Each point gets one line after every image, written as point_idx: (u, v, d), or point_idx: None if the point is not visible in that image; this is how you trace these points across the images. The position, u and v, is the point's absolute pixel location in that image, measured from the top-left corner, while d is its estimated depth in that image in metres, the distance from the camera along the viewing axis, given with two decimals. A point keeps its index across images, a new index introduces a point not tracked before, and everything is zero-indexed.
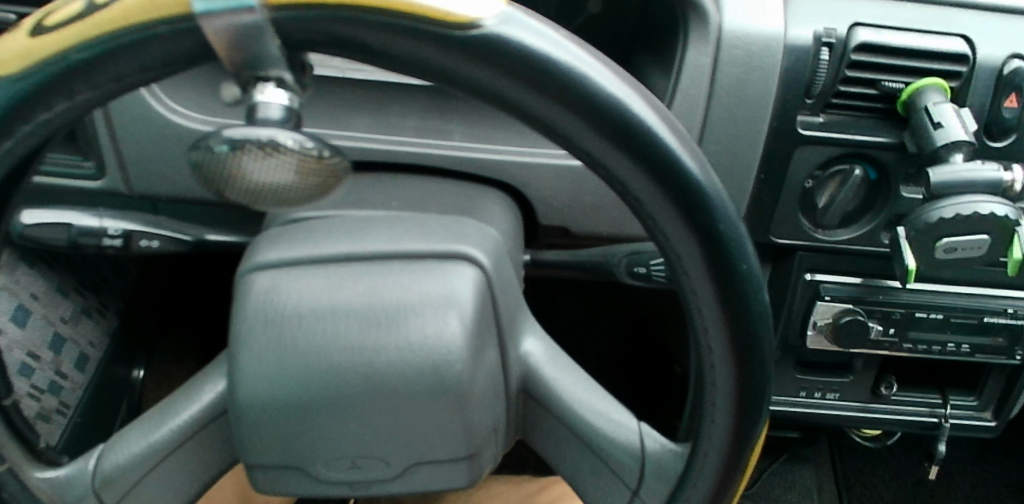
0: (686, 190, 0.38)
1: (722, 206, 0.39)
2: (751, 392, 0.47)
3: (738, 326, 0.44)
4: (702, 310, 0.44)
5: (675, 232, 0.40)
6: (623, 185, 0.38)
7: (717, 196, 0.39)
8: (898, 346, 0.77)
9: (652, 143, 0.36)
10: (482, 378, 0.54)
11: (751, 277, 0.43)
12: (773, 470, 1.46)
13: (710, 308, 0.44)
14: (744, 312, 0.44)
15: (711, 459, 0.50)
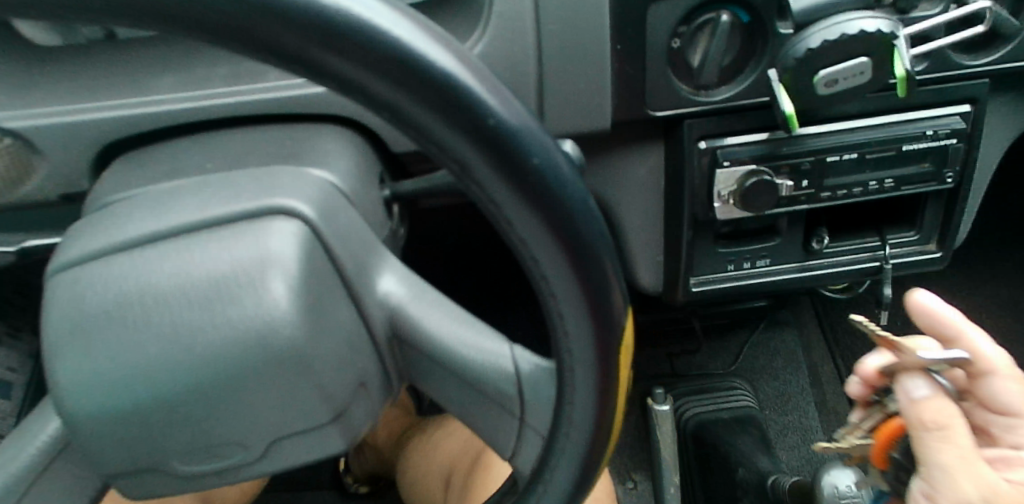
0: (432, 85, 0.33)
1: (482, 96, 0.34)
2: (601, 295, 0.42)
3: (556, 227, 0.38)
4: (512, 218, 0.38)
5: (443, 136, 0.35)
6: (355, 90, 0.33)
7: (477, 87, 0.34)
8: (816, 198, 0.71)
9: (368, 40, 0.32)
10: (328, 337, 0.50)
11: (552, 169, 0.37)
12: (755, 341, 1.41)
13: (520, 214, 0.38)
14: (559, 210, 0.38)
15: (584, 371, 0.46)
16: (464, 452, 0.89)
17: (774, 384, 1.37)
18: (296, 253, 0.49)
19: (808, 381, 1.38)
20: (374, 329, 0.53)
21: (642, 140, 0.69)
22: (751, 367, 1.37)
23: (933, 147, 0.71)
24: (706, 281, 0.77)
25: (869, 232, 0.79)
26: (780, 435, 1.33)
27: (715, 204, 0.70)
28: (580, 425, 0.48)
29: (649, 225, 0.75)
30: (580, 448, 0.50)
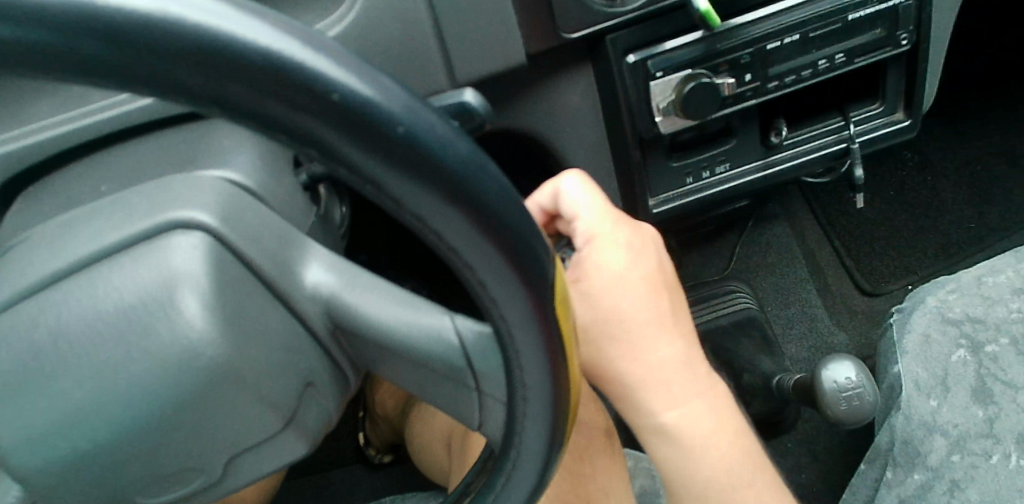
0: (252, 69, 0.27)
1: (320, 66, 0.28)
2: (521, 254, 0.38)
3: (451, 191, 0.33)
4: (402, 195, 0.33)
5: (285, 126, 0.29)
6: (170, 87, 0.27)
7: (312, 61, 0.28)
8: (764, 90, 0.66)
9: (160, 34, 0.26)
10: (256, 346, 0.47)
11: (431, 131, 0.31)
12: (747, 239, 1.38)
13: (409, 189, 0.32)
14: (451, 176, 0.33)
15: (525, 335, 0.42)
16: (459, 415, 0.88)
17: (771, 280, 1.36)
18: (203, 267, 0.46)
19: (805, 270, 1.38)
20: (309, 322, 0.51)
21: (567, 69, 0.65)
22: (746, 266, 1.36)
23: (880, 10, 0.65)
24: (665, 200, 0.74)
25: (832, 112, 0.74)
26: (785, 330, 1.33)
27: (657, 119, 0.66)
28: (536, 389, 0.45)
29: (595, 154, 0.70)
30: (548, 411, 0.46)
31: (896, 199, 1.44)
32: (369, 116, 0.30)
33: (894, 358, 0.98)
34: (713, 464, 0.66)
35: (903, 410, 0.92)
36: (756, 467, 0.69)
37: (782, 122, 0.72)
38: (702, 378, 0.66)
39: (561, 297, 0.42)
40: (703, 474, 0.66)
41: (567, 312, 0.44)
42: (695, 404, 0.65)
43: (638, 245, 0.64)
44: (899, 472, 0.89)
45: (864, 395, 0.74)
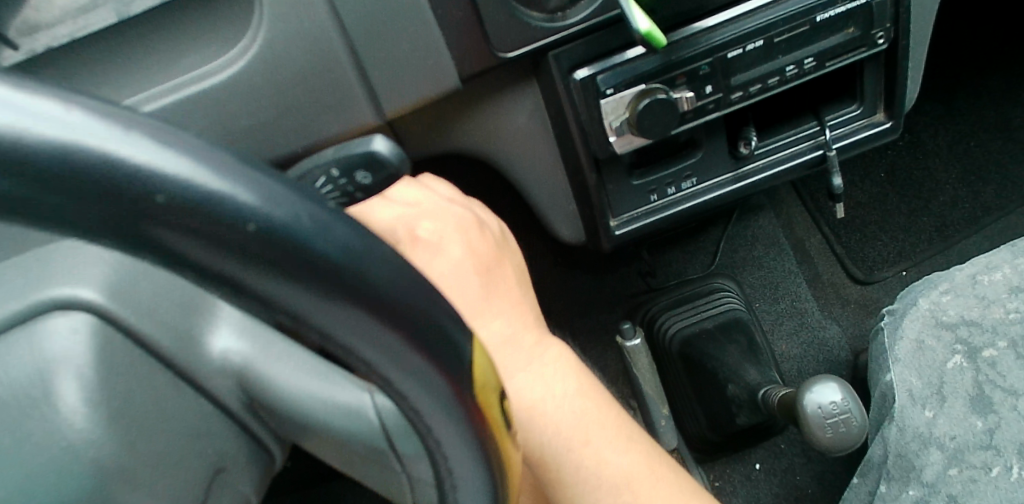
0: (54, 172, 0.23)
1: (159, 159, 0.24)
2: (431, 341, 0.33)
3: (337, 284, 0.28)
4: (283, 296, 0.28)
5: (108, 239, 0.24)
6: None
7: (147, 157, 0.24)
8: (727, 102, 0.63)
9: None
10: (155, 438, 0.43)
11: (300, 225, 0.27)
12: (731, 233, 1.31)
13: (288, 289, 0.28)
14: (335, 266, 0.28)
15: (447, 429, 0.36)
16: None
17: (759, 273, 1.30)
18: (87, 347, 0.42)
19: (793, 262, 1.32)
20: (222, 402, 0.46)
21: (511, 84, 0.62)
22: (732, 261, 1.30)
23: (851, 8, 0.61)
24: (628, 219, 0.69)
25: (806, 118, 0.70)
26: (774, 327, 1.29)
27: (611, 138, 0.63)
28: (467, 478, 0.40)
29: (546, 174, 0.68)
30: (485, 496, 0.41)
31: (888, 180, 1.37)
32: (212, 210, 0.25)
33: (886, 365, 0.93)
34: (565, 437, 0.58)
35: (898, 420, 0.87)
36: (623, 439, 0.61)
37: (751, 130, 0.68)
38: (543, 353, 0.60)
39: (484, 380, 0.37)
40: (556, 449, 0.58)
41: (495, 400, 0.39)
42: (537, 375, 0.59)
43: (454, 219, 0.59)
44: (894, 487, 0.84)
45: (851, 420, 0.70)
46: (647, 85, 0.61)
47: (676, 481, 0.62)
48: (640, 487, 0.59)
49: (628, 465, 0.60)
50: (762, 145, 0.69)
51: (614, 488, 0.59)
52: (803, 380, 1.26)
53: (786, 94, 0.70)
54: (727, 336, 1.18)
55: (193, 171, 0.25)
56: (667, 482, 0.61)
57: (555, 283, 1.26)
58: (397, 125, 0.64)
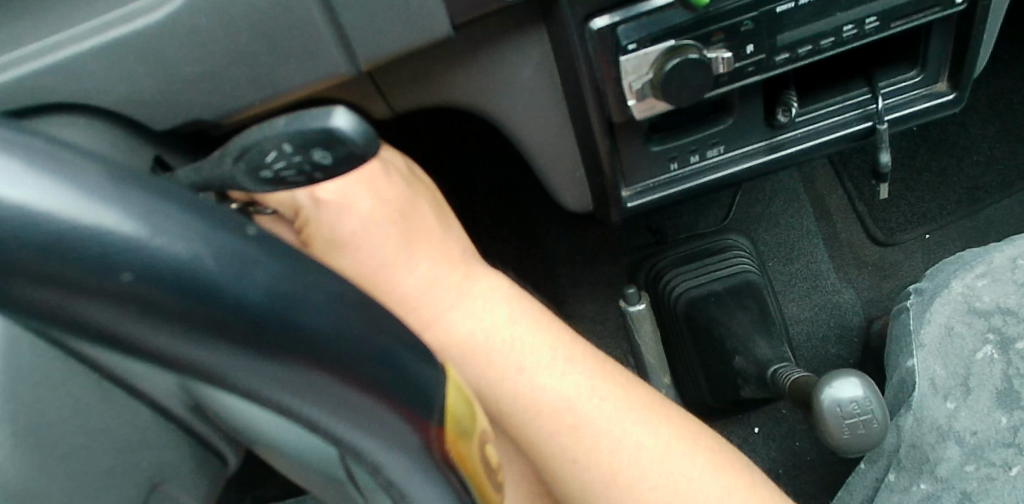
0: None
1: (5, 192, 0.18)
2: (390, 394, 0.26)
3: (252, 336, 0.22)
4: (187, 352, 0.22)
5: None
6: None
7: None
8: (768, 64, 0.56)
9: None
10: None
11: (202, 279, 0.21)
12: (748, 187, 1.23)
13: (191, 348, 0.22)
14: (249, 319, 0.22)
15: (415, 483, 0.30)
16: None
17: (774, 231, 1.22)
18: None
19: (812, 220, 1.23)
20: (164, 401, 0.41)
21: (514, 34, 0.55)
22: (747, 217, 1.22)
23: None
24: (641, 189, 0.64)
25: (857, 84, 0.64)
26: (786, 287, 1.22)
27: (630, 102, 0.56)
28: None
29: (554, 133, 0.62)
30: None
31: (921, 136, 1.27)
32: (72, 253, 0.19)
33: (910, 350, 0.87)
34: (497, 368, 0.61)
35: (916, 410, 0.81)
36: (562, 361, 0.63)
37: (792, 96, 0.62)
38: (471, 288, 0.63)
39: (455, 417, 0.31)
40: (489, 383, 0.61)
41: (468, 439, 0.32)
42: (465, 310, 0.62)
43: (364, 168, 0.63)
44: (904, 477, 0.79)
45: (872, 423, 0.64)
46: (677, 41, 0.53)
47: (625, 397, 0.64)
48: (581, 406, 0.62)
49: (568, 386, 0.63)
50: (802, 113, 0.64)
51: (555, 412, 0.62)
52: (809, 343, 1.20)
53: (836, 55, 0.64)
54: (736, 300, 1.11)
55: (51, 200, 0.19)
56: (611, 395, 0.64)
57: (557, 231, 1.19)
58: (376, 78, 0.58)
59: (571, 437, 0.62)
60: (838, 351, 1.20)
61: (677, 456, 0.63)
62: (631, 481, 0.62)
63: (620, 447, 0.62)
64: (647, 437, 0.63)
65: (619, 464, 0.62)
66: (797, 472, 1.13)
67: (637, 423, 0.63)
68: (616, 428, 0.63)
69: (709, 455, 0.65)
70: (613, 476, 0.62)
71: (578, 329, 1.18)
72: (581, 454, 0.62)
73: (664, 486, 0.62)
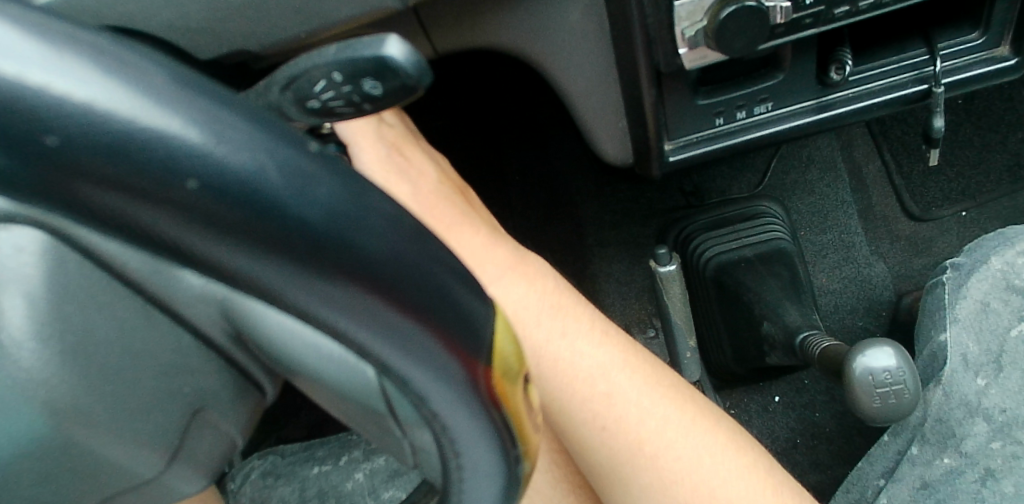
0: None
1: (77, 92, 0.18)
2: (440, 322, 0.26)
3: (306, 252, 0.22)
4: (245, 262, 0.21)
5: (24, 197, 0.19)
6: None
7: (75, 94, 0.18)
8: (827, 17, 0.54)
9: None
10: (123, 379, 0.37)
11: (259, 194, 0.20)
12: (784, 153, 1.21)
13: (248, 260, 0.21)
14: (306, 233, 0.21)
15: (457, 415, 0.31)
16: None
17: (808, 199, 1.20)
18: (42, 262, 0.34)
19: (848, 191, 1.21)
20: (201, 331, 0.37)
21: None
22: (781, 184, 1.20)
23: None
24: (685, 144, 0.66)
25: (912, 45, 0.66)
26: (817, 258, 1.20)
27: (681, 51, 0.55)
28: (476, 458, 0.34)
29: (598, 84, 0.63)
30: (495, 477, 0.35)
31: (964, 109, 1.23)
32: (138, 157, 0.19)
33: (942, 325, 0.86)
34: (541, 332, 0.67)
35: (944, 385, 0.81)
36: (599, 335, 0.68)
37: (846, 53, 0.64)
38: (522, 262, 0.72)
39: (501, 354, 0.31)
40: (534, 345, 0.66)
41: (508, 378, 0.32)
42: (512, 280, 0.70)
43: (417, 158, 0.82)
44: (927, 451, 0.78)
45: (904, 394, 0.64)
46: None
47: (656, 375, 0.67)
48: (613, 375, 0.65)
49: (602, 357, 0.67)
50: (856, 71, 0.65)
51: (589, 379, 0.65)
52: (837, 316, 1.18)
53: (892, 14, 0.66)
54: (768, 267, 1.10)
55: (118, 102, 0.19)
56: (642, 370, 0.67)
57: (587, 189, 1.18)
58: (421, 12, 0.61)
59: (602, 405, 0.64)
60: (865, 324, 1.18)
61: (701, 434, 0.65)
62: (656, 452, 0.63)
63: (648, 417, 0.64)
64: (674, 413, 0.65)
65: (646, 435, 0.64)
66: (814, 442, 1.12)
67: (666, 400, 0.65)
68: (645, 401, 0.65)
69: (733, 440, 0.66)
70: (640, 446, 0.63)
71: (602, 289, 1.17)
72: (610, 422, 0.64)
73: (688, 459, 0.63)
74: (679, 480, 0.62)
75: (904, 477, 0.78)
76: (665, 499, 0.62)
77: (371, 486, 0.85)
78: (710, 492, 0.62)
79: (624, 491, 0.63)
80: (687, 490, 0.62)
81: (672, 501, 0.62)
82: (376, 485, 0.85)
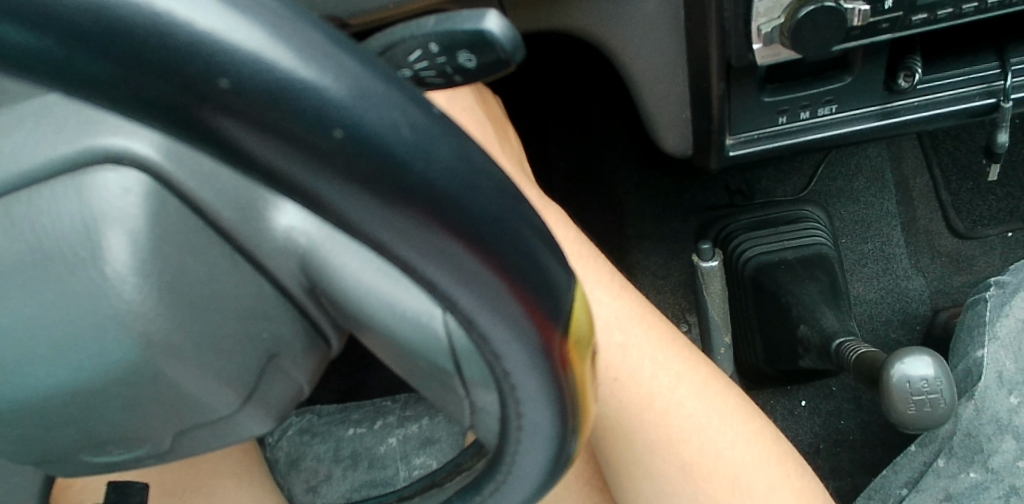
0: (99, 39, 0.19)
1: (252, 46, 0.20)
2: (529, 285, 0.28)
3: (407, 198, 0.23)
4: (356, 203, 0.23)
5: (192, 139, 0.21)
6: (71, 65, 0.19)
7: (250, 48, 0.20)
8: (905, 23, 0.57)
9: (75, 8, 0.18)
10: (209, 317, 0.39)
11: (381, 143, 0.22)
12: (833, 158, 1.21)
13: (358, 201, 0.23)
14: (413, 183, 0.23)
15: (526, 376, 0.32)
16: None
17: (853, 207, 1.20)
18: (143, 209, 0.37)
19: (893, 202, 1.20)
20: (281, 282, 0.41)
21: None
22: (827, 189, 1.20)
23: None
24: (746, 139, 0.68)
25: (982, 60, 0.68)
26: (855, 266, 1.19)
27: (756, 47, 0.58)
28: (537, 422, 0.36)
29: (667, 70, 0.66)
30: (549, 443, 0.37)
31: None
32: (295, 106, 0.20)
33: (980, 341, 0.86)
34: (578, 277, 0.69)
35: (978, 401, 0.81)
36: (617, 289, 0.69)
37: (917, 62, 0.66)
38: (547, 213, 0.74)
39: (578, 329, 0.33)
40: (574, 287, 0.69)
41: (582, 347, 0.34)
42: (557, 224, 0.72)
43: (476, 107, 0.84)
44: (953, 463, 0.79)
45: (939, 402, 0.65)
46: None
47: (671, 335, 0.68)
48: (631, 327, 0.67)
49: (619, 310, 0.68)
50: (923, 81, 0.68)
51: (607, 327, 0.66)
52: (871, 325, 1.17)
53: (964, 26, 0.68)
54: (807, 270, 1.11)
55: (281, 53, 0.20)
56: (657, 330, 0.68)
57: (632, 180, 1.19)
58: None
59: (619, 355, 0.65)
60: (898, 336, 1.16)
61: (711, 396, 0.65)
62: (666, 408, 0.64)
63: (661, 374, 0.65)
64: (687, 373, 0.65)
65: (657, 390, 0.64)
66: (837, 449, 1.11)
67: (681, 362, 0.66)
68: (660, 357, 0.66)
69: (743, 408, 0.65)
70: (650, 402, 0.64)
71: (638, 280, 1.18)
72: (622, 373, 0.64)
73: (698, 418, 0.63)
74: (686, 437, 0.63)
75: (928, 488, 0.79)
76: (670, 455, 0.62)
77: (403, 451, 0.91)
78: (716, 452, 0.62)
79: (628, 447, 0.63)
80: (694, 448, 0.62)
81: (678, 458, 0.62)
82: (408, 450, 0.90)
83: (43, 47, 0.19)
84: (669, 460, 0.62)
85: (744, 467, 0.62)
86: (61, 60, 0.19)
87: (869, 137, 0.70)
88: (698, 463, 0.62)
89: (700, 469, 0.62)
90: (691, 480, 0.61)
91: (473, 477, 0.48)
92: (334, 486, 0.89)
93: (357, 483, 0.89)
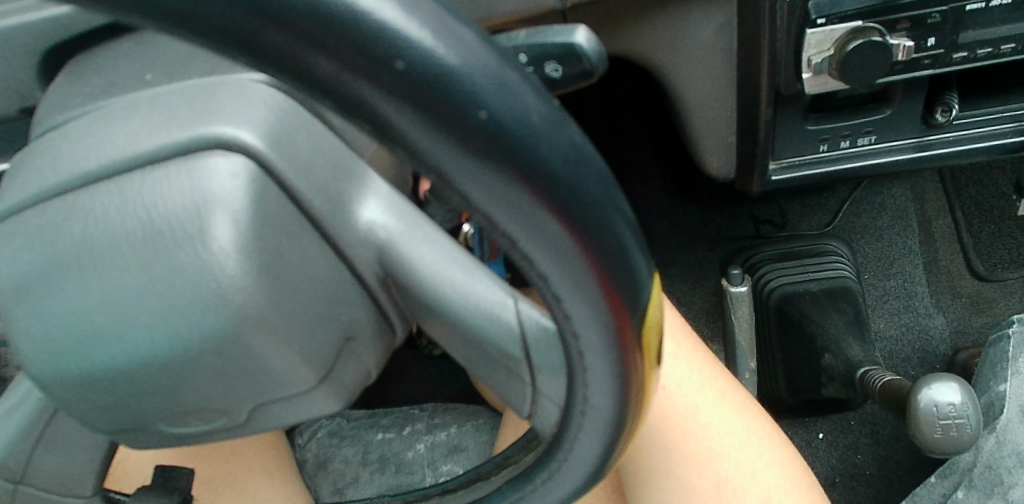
0: (304, 20, 0.22)
1: (421, 36, 0.23)
2: (616, 274, 0.30)
3: (528, 183, 0.26)
4: (482, 184, 0.25)
5: (355, 114, 0.24)
6: (272, 44, 0.22)
7: (418, 38, 0.23)
8: (945, 61, 0.65)
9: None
10: (299, 297, 0.43)
11: (514, 131, 0.25)
12: (858, 197, 1.25)
13: (482, 182, 0.25)
14: (536, 168, 0.25)
15: (598, 358, 0.34)
16: (514, 423, 0.81)
17: (876, 244, 1.23)
18: (246, 192, 0.40)
19: (916, 241, 1.23)
20: (358, 269, 0.45)
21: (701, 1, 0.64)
22: (851, 226, 1.24)
23: None
24: (787, 166, 0.75)
25: (1016, 99, 0.73)
26: (877, 302, 1.21)
27: (804, 75, 0.65)
28: (600, 406, 0.37)
29: (714, 95, 0.70)
30: (604, 431, 0.39)
31: None
32: (448, 92, 0.23)
33: (1003, 376, 0.88)
34: None
35: (999, 434, 0.83)
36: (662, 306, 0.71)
37: (953, 97, 0.71)
38: None
39: (651, 324, 0.35)
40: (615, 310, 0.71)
41: (653, 336, 0.36)
42: None
43: None
44: (972, 495, 0.81)
45: (964, 427, 0.70)
46: (862, 24, 0.62)
47: (705, 360, 0.70)
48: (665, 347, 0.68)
49: None
50: (958, 118, 0.73)
51: None
52: (893, 362, 1.18)
53: (995, 68, 0.74)
54: (832, 302, 1.14)
55: (440, 45, 0.23)
56: (692, 353, 0.69)
57: (658, 208, 1.24)
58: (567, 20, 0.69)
59: None
60: (917, 374, 1.17)
61: (752, 419, 0.66)
62: (708, 422, 0.65)
63: (707, 388, 0.67)
64: (730, 394, 0.67)
65: (687, 412, 0.66)
66: (854, 483, 1.12)
67: (726, 383, 0.68)
68: (689, 381, 0.67)
69: (781, 438, 0.66)
70: (693, 414, 0.66)
71: None
72: (670, 382, 0.66)
73: (737, 436, 0.64)
74: (724, 453, 0.64)
75: None
76: (704, 470, 0.63)
77: (430, 457, 0.92)
78: (750, 471, 0.63)
79: (663, 458, 0.64)
80: (729, 465, 0.63)
81: (712, 473, 0.63)
82: (435, 457, 0.92)
83: (256, 27, 0.22)
84: (702, 475, 0.63)
85: (777, 491, 0.62)
86: (267, 42, 0.22)
87: (904, 169, 0.76)
88: (733, 482, 0.62)
89: (733, 487, 0.62)
90: (724, 497, 0.61)
91: (520, 470, 0.50)
92: (361, 488, 0.90)
93: (385, 486, 0.90)
